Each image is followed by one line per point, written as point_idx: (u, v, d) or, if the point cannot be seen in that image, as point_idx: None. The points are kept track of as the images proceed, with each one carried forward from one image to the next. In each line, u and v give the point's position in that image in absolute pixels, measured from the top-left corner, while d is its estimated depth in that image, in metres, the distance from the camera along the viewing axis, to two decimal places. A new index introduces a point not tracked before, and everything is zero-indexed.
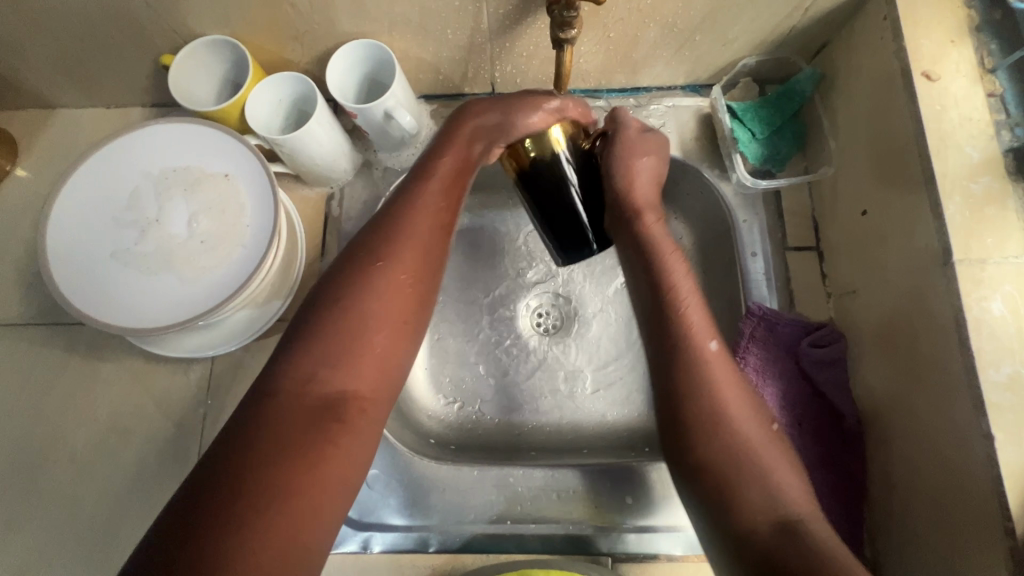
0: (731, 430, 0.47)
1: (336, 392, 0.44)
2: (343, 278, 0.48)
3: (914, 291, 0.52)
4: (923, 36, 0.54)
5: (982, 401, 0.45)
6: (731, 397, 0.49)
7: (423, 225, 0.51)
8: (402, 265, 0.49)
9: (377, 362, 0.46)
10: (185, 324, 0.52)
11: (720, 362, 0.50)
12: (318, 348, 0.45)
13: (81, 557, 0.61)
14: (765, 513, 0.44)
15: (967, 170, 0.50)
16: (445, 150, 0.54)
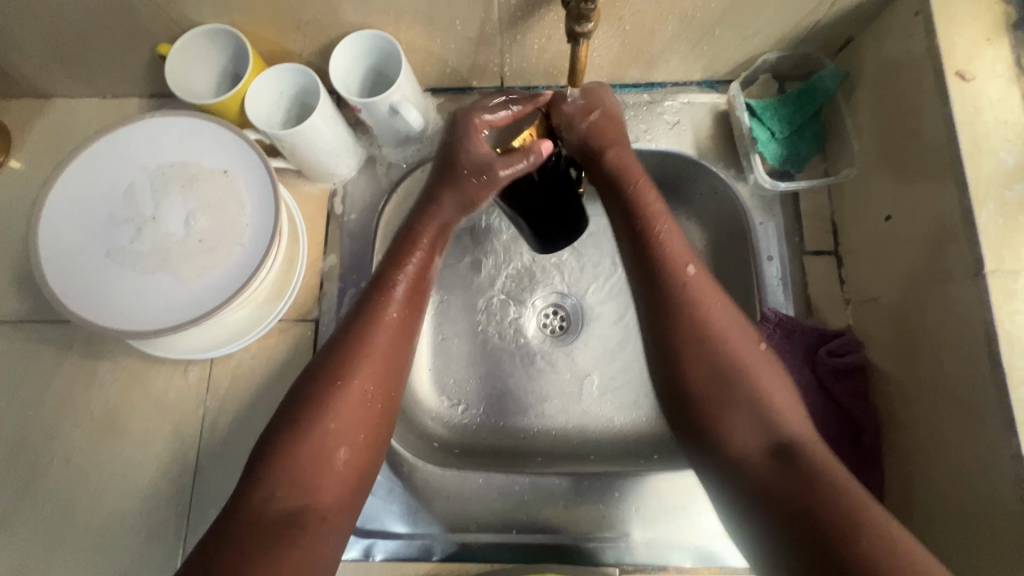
0: (720, 371, 0.49)
1: (293, 509, 0.44)
2: (304, 400, 0.48)
3: (940, 302, 0.50)
4: (957, 34, 0.51)
5: (1013, 420, 0.43)
6: (720, 335, 0.51)
7: (386, 331, 0.51)
8: (360, 384, 0.49)
9: (340, 477, 0.46)
10: (183, 327, 0.50)
11: (708, 299, 0.52)
12: (278, 469, 0.45)
13: (80, 561, 0.59)
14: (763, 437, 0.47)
15: (1002, 177, 0.48)
16: (417, 237, 0.55)
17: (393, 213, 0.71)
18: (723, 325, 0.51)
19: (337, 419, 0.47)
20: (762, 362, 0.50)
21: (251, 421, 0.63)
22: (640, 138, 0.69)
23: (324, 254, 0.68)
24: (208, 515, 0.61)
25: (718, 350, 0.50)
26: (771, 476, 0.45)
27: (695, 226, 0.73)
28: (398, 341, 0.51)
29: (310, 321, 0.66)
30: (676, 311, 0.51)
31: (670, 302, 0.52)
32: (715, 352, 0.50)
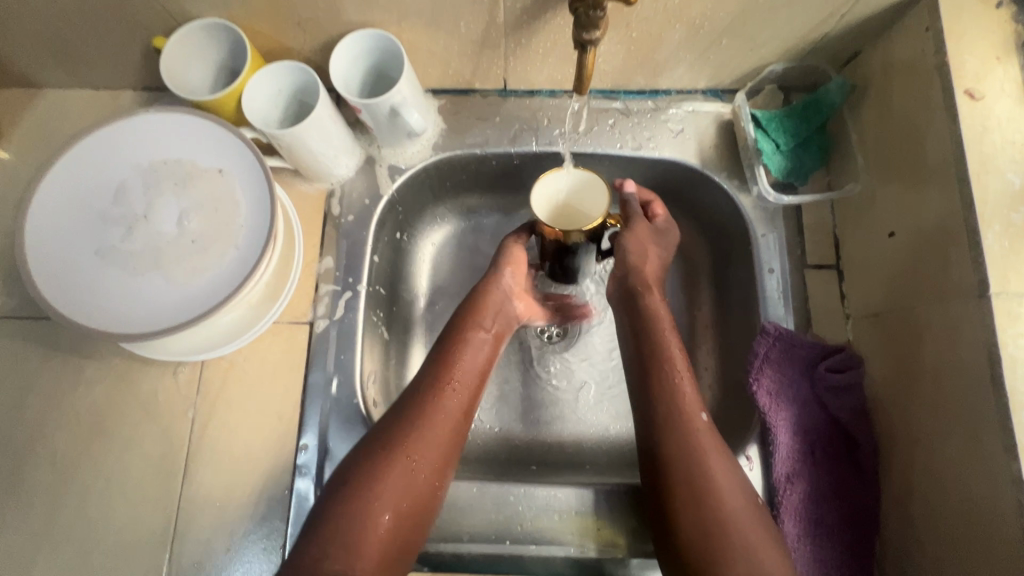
0: (715, 498, 0.49)
1: (344, 572, 0.46)
2: (370, 458, 0.52)
3: (942, 322, 0.50)
4: (967, 51, 0.51)
5: (1014, 445, 0.43)
6: (716, 463, 0.51)
7: (442, 452, 0.54)
8: (422, 478, 0.52)
9: (382, 544, 0.49)
10: (171, 330, 0.49)
11: (711, 436, 0.53)
12: (340, 523, 0.48)
13: (62, 565, 0.58)
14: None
15: (1008, 198, 0.47)
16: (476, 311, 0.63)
17: (392, 215, 0.71)
18: (720, 463, 0.51)
19: (393, 492, 0.51)
20: (754, 511, 0.50)
21: (242, 426, 0.62)
22: (643, 145, 0.69)
23: (320, 256, 0.67)
24: (196, 522, 0.59)
25: (717, 484, 0.50)
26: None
27: (696, 234, 0.74)
28: (451, 454, 0.55)
29: (305, 324, 0.65)
30: (679, 451, 0.51)
31: (676, 435, 0.52)
32: (713, 491, 0.49)
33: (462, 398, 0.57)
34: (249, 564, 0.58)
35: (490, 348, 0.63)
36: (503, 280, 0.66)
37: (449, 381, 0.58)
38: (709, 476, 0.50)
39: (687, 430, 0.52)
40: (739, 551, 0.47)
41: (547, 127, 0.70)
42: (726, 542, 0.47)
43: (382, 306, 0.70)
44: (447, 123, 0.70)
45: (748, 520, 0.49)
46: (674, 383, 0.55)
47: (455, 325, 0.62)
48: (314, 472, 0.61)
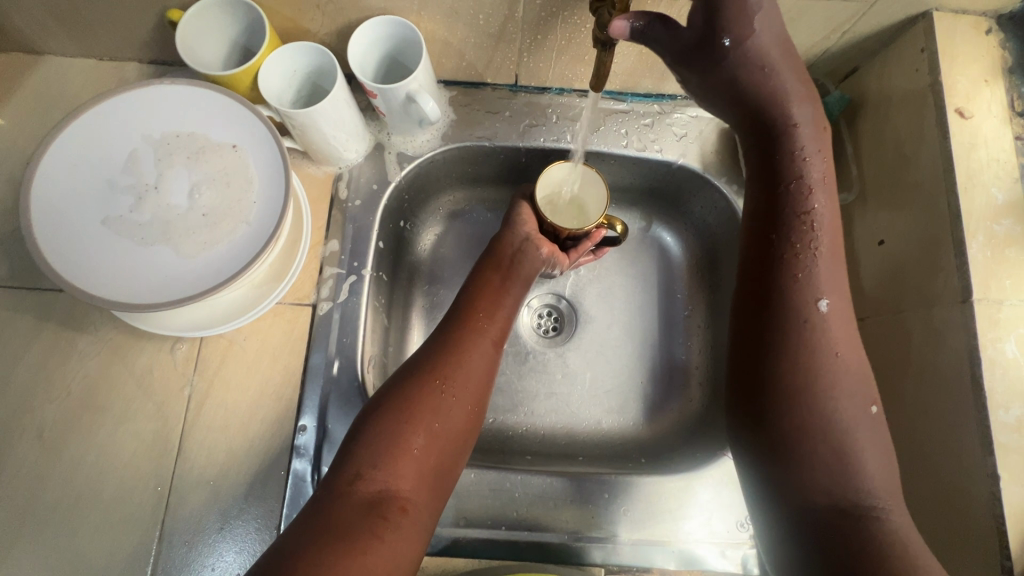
0: (828, 396, 0.47)
1: (382, 490, 0.47)
2: (405, 386, 0.53)
3: (928, 326, 0.52)
4: (959, 72, 0.54)
5: (991, 441, 0.46)
6: (842, 360, 0.48)
7: (474, 380, 0.55)
8: (456, 407, 0.53)
9: (418, 463, 0.49)
10: (164, 307, 0.48)
11: (835, 327, 0.48)
12: (377, 442, 0.49)
13: (47, 538, 0.57)
14: (832, 496, 0.45)
15: (992, 212, 0.50)
16: (501, 254, 0.65)
17: (397, 203, 0.72)
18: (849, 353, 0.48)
19: (426, 417, 0.51)
20: (861, 412, 0.47)
21: (241, 403, 0.61)
22: (648, 147, 0.72)
23: (324, 239, 0.67)
24: (188, 498, 0.59)
25: (829, 385, 0.47)
26: (842, 534, 0.43)
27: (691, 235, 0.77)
28: (483, 385, 0.56)
29: (308, 305, 0.65)
30: (793, 352, 0.48)
31: (790, 337, 0.48)
32: (823, 395, 0.47)
33: (493, 329, 0.59)
34: (241, 543, 0.58)
35: (518, 285, 0.63)
36: (521, 229, 0.66)
37: (479, 314, 0.59)
38: (818, 382, 0.47)
39: (808, 323, 0.48)
40: (837, 455, 0.45)
41: (556, 125, 0.72)
42: (819, 441, 0.46)
43: (384, 292, 0.70)
44: (458, 115, 0.71)
45: (852, 418, 0.46)
46: (796, 270, 0.49)
47: (481, 267, 0.65)
48: (312, 453, 0.60)
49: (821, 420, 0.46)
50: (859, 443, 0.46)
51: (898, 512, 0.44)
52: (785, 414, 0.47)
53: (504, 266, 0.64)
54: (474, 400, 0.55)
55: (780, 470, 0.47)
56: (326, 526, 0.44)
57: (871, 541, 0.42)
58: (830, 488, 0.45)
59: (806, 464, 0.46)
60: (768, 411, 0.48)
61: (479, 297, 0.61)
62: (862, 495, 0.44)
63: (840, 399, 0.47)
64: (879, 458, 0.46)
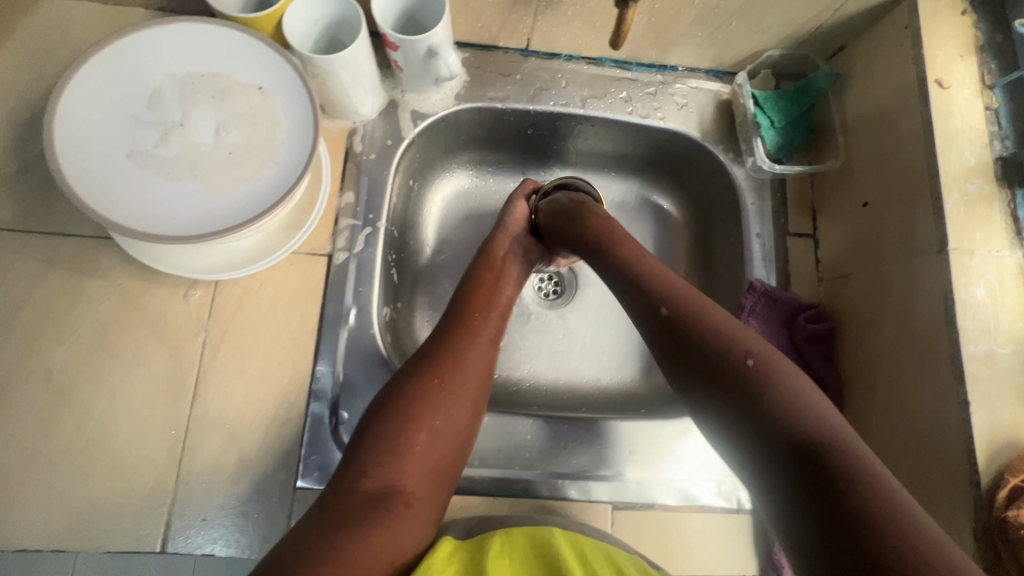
0: (726, 346, 0.49)
1: (386, 486, 0.50)
2: (408, 387, 0.55)
3: (908, 275, 0.58)
4: (938, 47, 0.59)
5: (962, 373, 0.51)
6: (726, 322, 0.51)
7: (471, 380, 0.57)
8: (456, 407, 0.55)
9: (421, 460, 0.52)
10: (201, 236, 0.49)
11: (699, 302, 0.53)
12: (382, 442, 0.51)
13: (59, 480, 0.56)
14: (787, 438, 0.43)
15: (965, 172, 0.56)
16: (498, 261, 0.68)
17: (409, 161, 0.73)
18: (722, 314, 0.52)
19: (425, 419, 0.53)
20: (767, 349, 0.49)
21: (257, 349, 0.62)
22: (652, 114, 0.75)
23: (340, 191, 0.68)
24: (206, 439, 0.59)
25: (723, 338, 0.50)
26: (811, 487, 0.40)
27: (685, 202, 0.82)
28: (481, 384, 0.58)
29: (323, 256, 0.65)
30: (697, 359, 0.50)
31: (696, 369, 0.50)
32: (719, 342, 0.49)
33: (492, 330, 0.62)
34: (260, 482, 0.59)
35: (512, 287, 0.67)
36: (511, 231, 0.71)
37: (477, 318, 0.62)
38: (723, 341, 0.49)
39: (705, 335, 0.50)
40: (776, 398, 0.45)
41: (564, 90, 0.74)
42: (753, 387, 0.46)
43: (393, 248, 0.72)
44: (470, 76, 0.73)
45: (768, 357, 0.48)
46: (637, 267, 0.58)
47: (478, 269, 0.67)
48: (330, 397, 0.62)
49: (745, 378, 0.47)
50: (790, 382, 0.46)
51: (847, 440, 0.42)
52: (711, 367, 0.49)
53: (495, 267, 0.67)
54: (474, 398, 0.57)
55: (746, 426, 0.46)
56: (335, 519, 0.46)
57: (840, 476, 0.40)
58: (785, 430, 0.43)
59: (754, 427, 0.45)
60: (699, 376, 0.50)
61: (477, 299, 0.64)
62: (816, 430, 0.43)
63: (749, 344, 0.49)
64: (811, 387, 0.46)
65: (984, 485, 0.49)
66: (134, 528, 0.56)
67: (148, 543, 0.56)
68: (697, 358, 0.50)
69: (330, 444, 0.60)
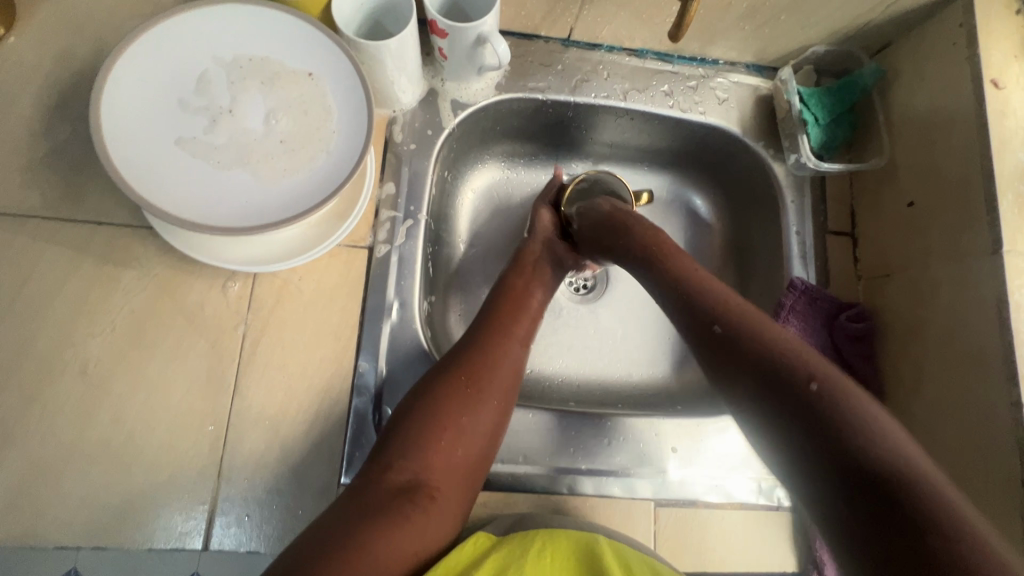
0: (781, 349, 0.48)
1: (411, 479, 0.50)
2: (438, 381, 0.55)
3: (958, 276, 0.58)
4: (993, 47, 0.59)
5: (1016, 375, 0.52)
6: (784, 339, 0.49)
7: (501, 378, 0.57)
8: (485, 405, 0.55)
9: (448, 456, 0.52)
10: (259, 230, 0.47)
11: (752, 313, 0.52)
12: (410, 436, 0.52)
13: (97, 477, 0.55)
14: (862, 468, 0.40)
15: (1019, 174, 0.56)
16: (529, 262, 0.67)
17: (447, 152, 0.72)
18: (779, 329, 0.50)
19: (451, 415, 0.53)
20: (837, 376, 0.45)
21: (297, 343, 0.60)
22: (693, 108, 0.74)
23: (379, 181, 0.66)
24: (247, 435, 0.58)
25: (780, 343, 0.48)
26: (863, 529, 0.39)
27: (720, 198, 0.82)
28: (512, 383, 0.58)
29: (364, 248, 0.64)
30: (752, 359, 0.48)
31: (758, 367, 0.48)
32: (773, 343, 0.48)
33: (524, 330, 0.62)
34: (303, 479, 0.58)
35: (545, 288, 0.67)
36: (540, 237, 0.70)
37: (509, 317, 0.61)
38: (775, 350, 0.48)
39: (766, 352, 0.48)
40: (848, 422, 0.42)
41: (605, 82, 0.73)
42: (836, 403, 0.43)
43: (430, 241, 0.71)
44: (511, 65, 0.71)
45: (852, 384, 0.45)
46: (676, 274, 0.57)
47: (508, 271, 0.67)
48: (372, 392, 0.61)
49: (809, 401, 0.44)
50: (856, 395, 0.44)
51: (922, 466, 0.40)
52: (768, 371, 0.47)
53: (528, 270, 0.66)
54: (503, 398, 0.56)
55: (803, 443, 0.44)
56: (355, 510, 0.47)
57: (914, 506, 0.38)
58: (865, 451, 0.41)
59: (814, 428, 0.43)
60: (748, 367, 0.48)
61: (506, 296, 0.63)
62: (887, 459, 0.40)
63: (806, 355, 0.47)
64: (896, 424, 0.43)
65: None
66: (174, 525, 0.55)
67: (189, 540, 0.55)
68: (756, 360, 0.48)
69: (373, 440, 0.60)
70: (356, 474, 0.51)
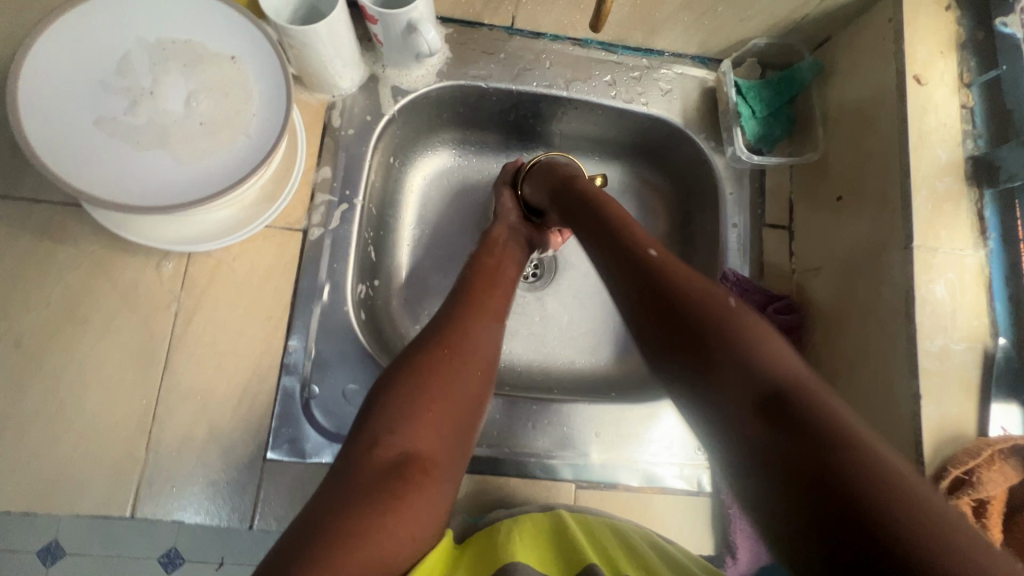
0: (684, 267, 0.47)
1: (402, 454, 0.50)
2: (420, 359, 0.55)
3: (875, 270, 0.59)
4: (920, 42, 0.59)
5: (917, 368, 0.53)
6: (682, 271, 0.47)
7: (480, 349, 0.58)
8: (469, 376, 0.56)
9: (437, 428, 0.52)
10: (175, 208, 0.49)
11: (671, 264, 0.48)
12: (395, 412, 0.51)
13: (28, 446, 0.57)
14: (757, 385, 0.38)
15: (935, 170, 0.56)
16: (495, 241, 0.69)
17: (389, 138, 0.73)
18: (700, 278, 0.46)
19: (434, 390, 0.53)
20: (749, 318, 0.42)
21: (229, 322, 0.62)
22: (635, 99, 0.74)
23: (316, 166, 0.67)
24: (177, 409, 0.60)
25: (685, 274, 0.46)
26: (784, 454, 0.34)
27: (666, 189, 0.82)
28: (491, 355, 0.59)
29: (298, 231, 0.65)
30: (661, 291, 0.45)
31: (653, 279, 0.46)
32: (670, 274, 0.46)
33: (501, 308, 0.63)
34: (230, 453, 0.60)
35: (513, 262, 0.68)
36: (507, 218, 0.72)
37: (486, 295, 0.62)
38: (672, 267, 0.47)
39: (678, 296, 0.45)
40: (737, 361, 0.39)
41: (548, 71, 0.73)
42: (709, 305, 0.43)
43: (370, 226, 0.72)
44: (452, 53, 0.72)
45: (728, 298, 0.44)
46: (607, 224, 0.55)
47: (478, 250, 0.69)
48: (301, 372, 0.63)
49: (702, 332, 0.42)
50: (778, 359, 0.39)
51: (822, 390, 0.37)
52: (667, 276, 0.46)
53: (496, 246, 0.68)
54: (484, 369, 0.57)
55: (696, 368, 0.41)
56: (352, 495, 0.46)
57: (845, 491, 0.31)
58: (750, 378, 0.38)
59: (741, 372, 0.39)
60: (642, 262, 0.48)
61: (479, 277, 0.64)
62: (786, 377, 0.38)
63: (695, 279, 0.46)
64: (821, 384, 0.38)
65: (929, 476, 0.50)
66: (102, 495, 0.57)
67: (117, 509, 0.57)
68: (653, 279, 0.47)
69: (300, 417, 0.62)
70: (339, 455, 0.51)
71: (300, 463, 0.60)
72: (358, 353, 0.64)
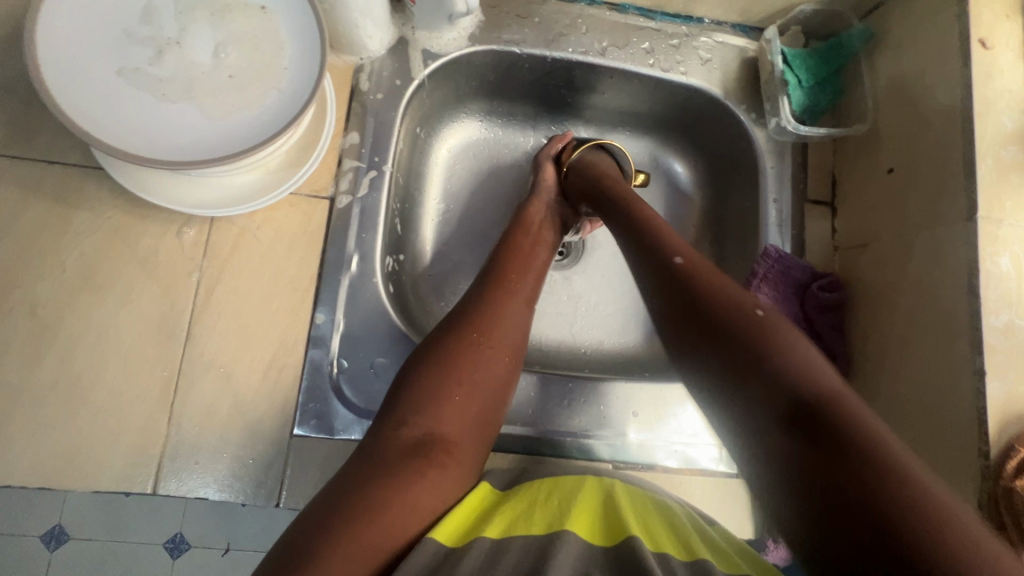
0: (717, 282, 0.48)
1: (425, 435, 0.48)
2: (447, 341, 0.53)
3: (931, 244, 0.56)
4: (984, 4, 0.56)
5: (981, 343, 0.50)
6: (723, 283, 0.48)
7: (508, 334, 0.55)
8: (495, 358, 0.53)
9: (459, 412, 0.50)
10: (204, 163, 0.45)
11: (698, 268, 0.49)
12: (422, 392, 0.50)
13: (44, 420, 0.54)
14: (793, 404, 0.39)
15: (1001, 138, 0.54)
16: (529, 220, 0.66)
17: (417, 105, 0.70)
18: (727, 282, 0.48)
19: (461, 374, 0.51)
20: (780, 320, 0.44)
21: (253, 291, 0.59)
22: (674, 68, 0.71)
23: (344, 131, 0.65)
24: (199, 382, 0.57)
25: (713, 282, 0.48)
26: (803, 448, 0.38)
27: (700, 164, 0.79)
28: (518, 340, 0.56)
29: (325, 199, 0.62)
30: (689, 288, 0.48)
31: (676, 283, 0.49)
32: (702, 284, 0.48)
33: (528, 289, 0.60)
34: (255, 428, 0.57)
35: (546, 244, 0.66)
36: (544, 198, 0.70)
37: (517, 274, 0.60)
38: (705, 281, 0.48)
39: (711, 303, 0.46)
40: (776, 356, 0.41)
41: (584, 37, 0.70)
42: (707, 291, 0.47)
43: (397, 197, 0.69)
44: (486, 16, 0.69)
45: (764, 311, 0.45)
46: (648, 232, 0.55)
47: (511, 229, 0.65)
48: (329, 344, 0.60)
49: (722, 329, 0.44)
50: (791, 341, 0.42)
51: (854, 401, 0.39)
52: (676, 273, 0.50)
53: (532, 230, 0.65)
54: (509, 355, 0.55)
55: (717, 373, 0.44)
56: (368, 473, 0.45)
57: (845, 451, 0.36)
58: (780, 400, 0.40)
59: (764, 389, 0.41)
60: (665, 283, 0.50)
61: (511, 258, 0.61)
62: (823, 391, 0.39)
63: (721, 281, 0.48)
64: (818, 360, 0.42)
65: (993, 456, 0.48)
66: (123, 470, 0.54)
67: (138, 485, 0.55)
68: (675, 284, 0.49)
69: (327, 392, 0.59)
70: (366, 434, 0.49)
71: (329, 441, 0.58)
72: (387, 325, 0.62)
